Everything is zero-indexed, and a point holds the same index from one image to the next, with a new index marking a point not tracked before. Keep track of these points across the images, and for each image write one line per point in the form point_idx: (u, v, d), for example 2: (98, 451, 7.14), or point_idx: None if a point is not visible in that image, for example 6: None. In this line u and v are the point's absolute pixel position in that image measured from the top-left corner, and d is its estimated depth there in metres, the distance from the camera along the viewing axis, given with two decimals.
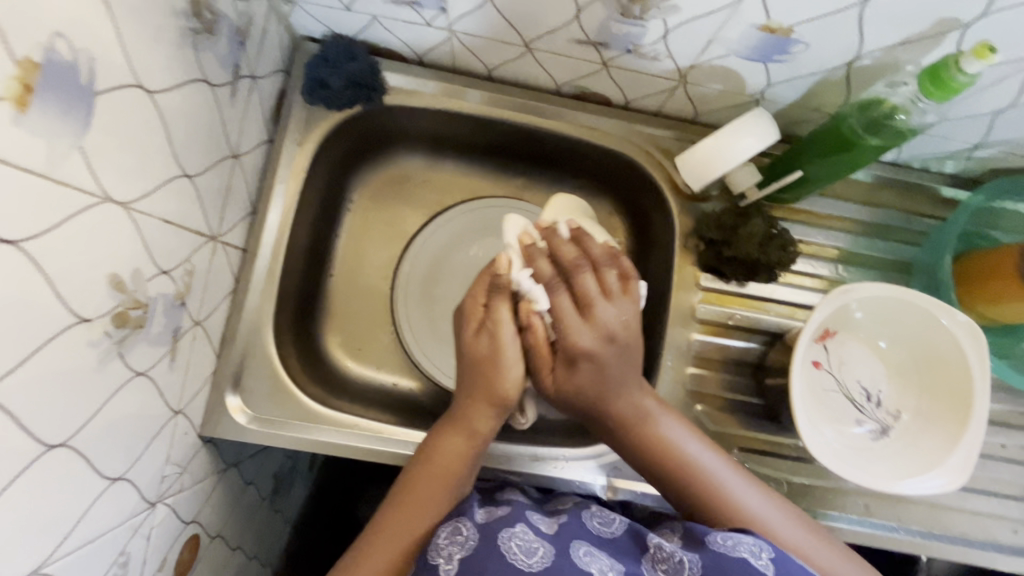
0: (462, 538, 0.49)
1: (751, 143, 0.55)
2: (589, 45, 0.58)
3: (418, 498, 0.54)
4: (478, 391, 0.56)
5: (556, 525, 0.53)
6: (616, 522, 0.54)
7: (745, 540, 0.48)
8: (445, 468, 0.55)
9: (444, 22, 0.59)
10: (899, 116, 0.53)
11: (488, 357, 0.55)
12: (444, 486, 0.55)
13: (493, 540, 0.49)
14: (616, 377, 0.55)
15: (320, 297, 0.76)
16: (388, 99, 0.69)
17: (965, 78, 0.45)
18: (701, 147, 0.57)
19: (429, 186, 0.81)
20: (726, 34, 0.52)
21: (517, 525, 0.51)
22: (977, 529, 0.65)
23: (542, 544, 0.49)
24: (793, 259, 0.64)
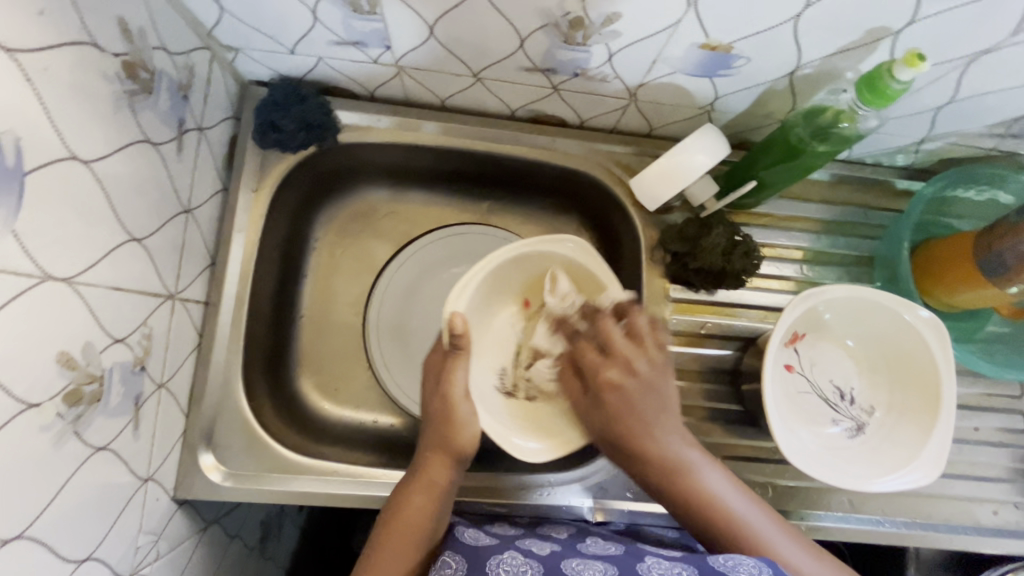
0: (452, 570, 0.49)
1: (701, 160, 0.56)
2: (537, 71, 0.59)
3: (395, 552, 0.52)
4: (433, 444, 0.57)
5: (548, 548, 0.53)
6: (613, 548, 0.55)
7: (745, 560, 0.48)
8: (415, 521, 0.53)
9: (391, 59, 0.59)
10: (843, 124, 0.53)
11: (443, 415, 0.58)
12: (418, 537, 0.53)
13: (482, 568, 0.48)
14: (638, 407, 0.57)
15: (291, 340, 0.74)
16: (342, 137, 0.68)
17: (900, 86, 0.46)
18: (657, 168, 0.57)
19: (394, 217, 0.80)
20: (669, 53, 0.53)
21: (505, 553, 0.51)
22: (959, 513, 0.66)
23: (531, 565, 0.49)
24: (759, 265, 0.65)
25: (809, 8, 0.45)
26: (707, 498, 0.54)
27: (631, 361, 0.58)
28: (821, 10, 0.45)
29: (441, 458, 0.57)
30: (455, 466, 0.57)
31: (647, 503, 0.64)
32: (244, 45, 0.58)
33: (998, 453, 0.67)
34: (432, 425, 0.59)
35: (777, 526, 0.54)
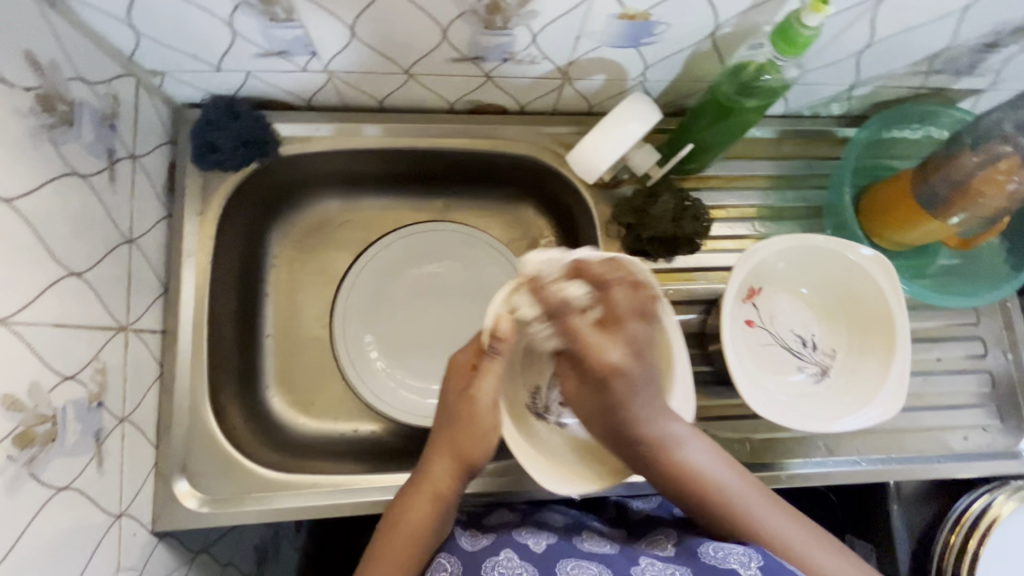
0: (446, 573, 0.53)
1: (635, 128, 0.52)
2: (466, 61, 0.59)
3: (392, 562, 0.53)
4: (442, 449, 0.57)
5: (544, 543, 0.56)
6: (606, 539, 0.57)
7: (734, 549, 0.53)
8: (415, 528, 0.54)
9: (319, 65, 0.59)
10: (766, 76, 0.53)
11: (458, 418, 0.57)
12: (418, 543, 0.54)
13: (477, 570, 0.53)
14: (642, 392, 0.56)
15: (258, 360, 0.74)
16: (284, 150, 0.68)
17: (808, 33, 0.46)
18: (597, 146, 0.53)
19: (351, 225, 0.80)
20: (591, 28, 0.53)
21: (501, 552, 0.55)
22: (931, 443, 0.67)
23: (526, 566, 0.53)
24: (710, 227, 0.66)
25: None
26: (689, 474, 0.55)
27: (635, 337, 0.56)
28: None
29: (452, 463, 0.57)
30: (461, 473, 0.57)
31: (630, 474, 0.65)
32: (169, 67, 0.57)
33: (961, 380, 0.69)
34: (444, 428, 0.58)
35: (775, 507, 0.55)
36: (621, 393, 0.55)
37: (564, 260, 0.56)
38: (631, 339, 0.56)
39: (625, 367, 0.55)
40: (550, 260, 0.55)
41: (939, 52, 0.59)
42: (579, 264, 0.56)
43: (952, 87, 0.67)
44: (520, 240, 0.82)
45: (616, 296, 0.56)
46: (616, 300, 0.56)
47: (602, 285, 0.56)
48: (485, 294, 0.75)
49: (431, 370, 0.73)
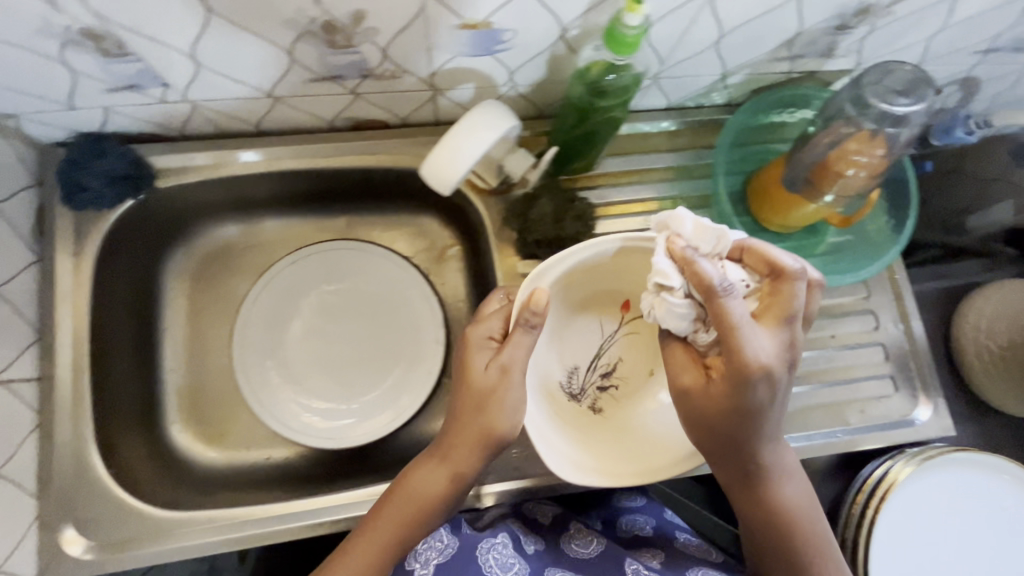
0: (441, 544, 0.60)
1: (487, 134, 0.52)
2: (325, 80, 0.59)
3: (395, 521, 0.56)
4: (465, 427, 0.55)
5: (535, 546, 0.62)
6: (593, 543, 0.62)
7: None
8: (429, 491, 0.56)
9: (177, 96, 0.58)
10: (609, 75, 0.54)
11: (484, 393, 0.54)
12: (420, 508, 0.56)
13: (473, 550, 0.59)
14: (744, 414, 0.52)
15: (160, 397, 0.72)
16: (162, 183, 0.67)
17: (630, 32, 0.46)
18: (455, 159, 0.51)
19: (252, 251, 0.79)
20: (437, 40, 0.54)
21: (498, 537, 0.61)
22: (830, 419, 0.69)
23: (518, 560, 0.59)
24: (594, 227, 0.67)
25: None
26: (773, 505, 0.58)
27: (787, 337, 0.50)
28: None
29: (475, 442, 0.55)
30: (483, 454, 0.56)
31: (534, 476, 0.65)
32: (18, 109, 0.56)
33: (855, 355, 0.71)
34: (455, 396, 0.56)
35: (815, 529, 0.58)
36: (751, 405, 0.51)
37: (718, 239, 0.51)
38: (783, 338, 0.50)
39: (771, 366, 0.49)
40: (668, 264, 0.50)
41: (793, 37, 0.61)
42: (744, 249, 0.53)
43: (821, 69, 0.68)
44: (426, 252, 0.82)
45: (728, 304, 0.48)
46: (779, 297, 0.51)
47: (768, 272, 0.52)
48: (391, 312, 0.75)
49: (351, 394, 0.73)
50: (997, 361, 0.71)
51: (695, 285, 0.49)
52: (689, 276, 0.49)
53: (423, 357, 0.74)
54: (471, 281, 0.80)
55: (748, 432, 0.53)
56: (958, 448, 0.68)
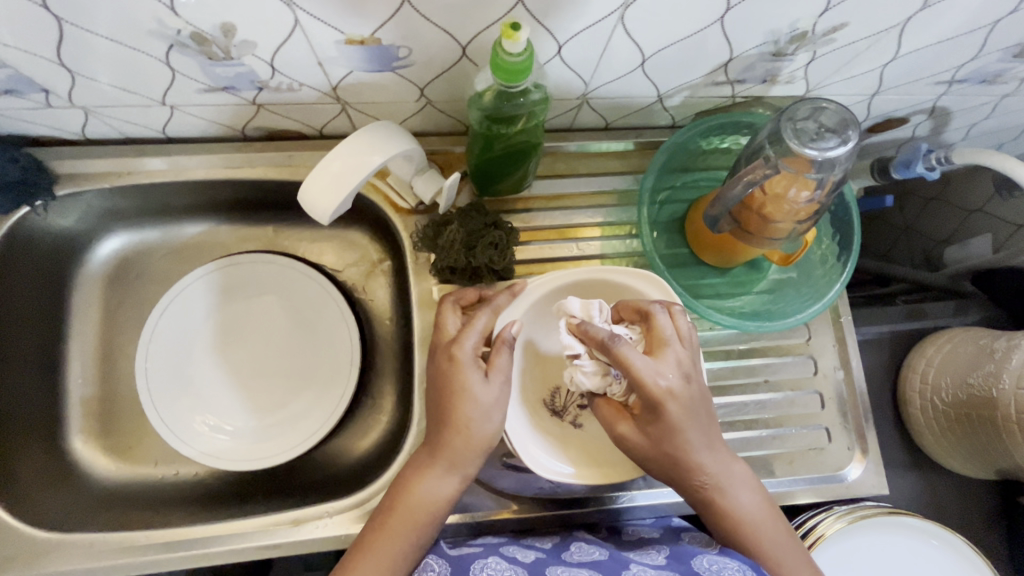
0: (435, 572, 0.53)
1: (374, 159, 0.49)
2: (219, 91, 0.55)
3: (394, 539, 0.52)
4: (460, 437, 0.53)
5: (532, 557, 0.55)
6: (594, 554, 0.55)
7: (728, 564, 0.51)
8: (423, 504, 0.53)
9: (63, 101, 0.55)
10: (506, 102, 0.50)
11: (478, 404, 0.52)
12: (421, 521, 0.53)
13: (465, 570, 0.52)
14: (670, 439, 0.50)
15: (67, 407, 0.70)
16: (64, 188, 0.64)
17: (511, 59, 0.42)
18: (332, 174, 0.48)
19: (174, 257, 0.77)
20: (327, 54, 0.50)
21: (488, 558, 0.54)
22: (759, 470, 0.64)
23: (515, 569, 0.52)
24: (511, 254, 0.62)
25: None
26: (740, 522, 0.52)
27: (680, 359, 0.49)
28: None
29: (479, 447, 0.53)
30: (481, 459, 0.54)
31: None
32: None
33: (792, 401, 0.66)
34: (444, 406, 0.53)
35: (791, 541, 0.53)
36: (677, 424, 0.49)
37: (600, 307, 0.52)
38: (677, 360, 0.49)
39: (675, 389, 0.48)
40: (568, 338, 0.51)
41: (727, 62, 0.56)
42: (617, 308, 0.55)
43: (767, 95, 0.63)
44: (357, 265, 0.79)
45: (624, 347, 0.47)
46: (665, 327, 0.50)
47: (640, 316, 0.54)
48: (306, 328, 0.74)
49: (253, 412, 0.71)
50: (944, 416, 0.66)
51: (592, 345, 0.49)
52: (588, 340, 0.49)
53: (333, 382, 0.72)
54: (399, 299, 0.77)
55: (682, 453, 0.50)
56: (887, 509, 0.65)
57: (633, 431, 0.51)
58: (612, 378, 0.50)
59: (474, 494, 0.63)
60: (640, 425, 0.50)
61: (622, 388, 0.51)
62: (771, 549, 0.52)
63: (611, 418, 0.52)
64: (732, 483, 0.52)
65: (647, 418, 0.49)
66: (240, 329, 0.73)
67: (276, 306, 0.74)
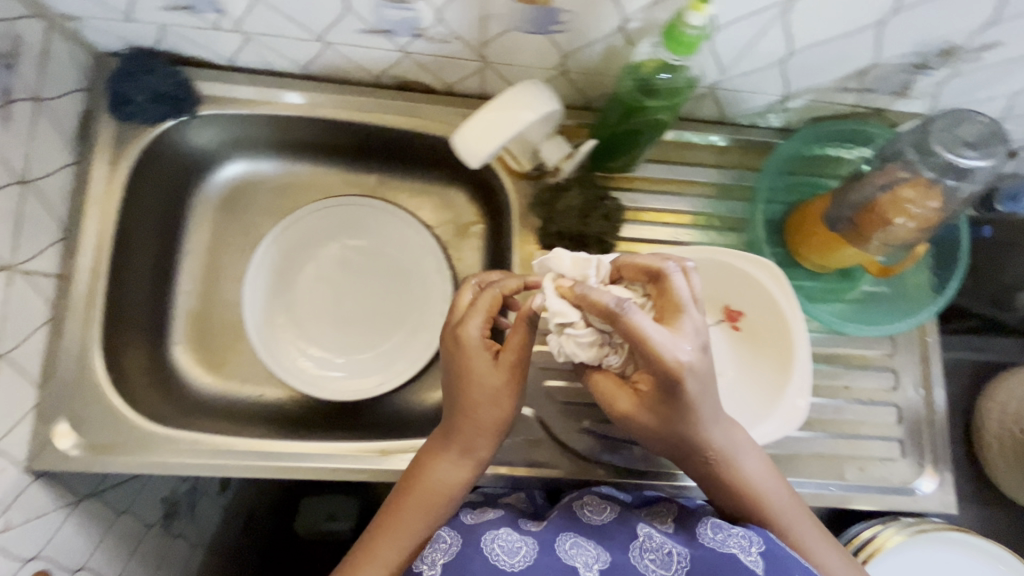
0: (445, 545, 0.51)
1: (527, 116, 0.51)
2: (376, 34, 0.58)
3: (407, 520, 0.53)
4: (470, 420, 0.53)
5: (540, 524, 0.54)
6: (607, 509, 0.54)
7: (734, 530, 0.50)
8: (436, 486, 0.54)
9: (231, 24, 0.58)
10: (665, 77, 0.52)
11: (489, 391, 0.53)
12: (437, 502, 0.54)
13: (476, 542, 0.50)
14: (682, 413, 0.47)
15: (171, 317, 0.74)
16: (205, 108, 0.67)
17: (695, 32, 0.44)
18: (481, 125, 0.52)
19: (281, 191, 0.80)
20: (493, 9, 0.52)
21: (500, 527, 0.53)
22: (829, 472, 0.66)
23: (525, 542, 0.51)
24: (621, 228, 0.65)
25: None
26: (749, 491, 0.52)
27: (698, 327, 0.45)
28: None
29: (491, 431, 0.54)
30: (496, 440, 0.55)
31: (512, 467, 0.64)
32: (80, 13, 0.57)
33: (869, 411, 0.68)
34: (453, 392, 0.54)
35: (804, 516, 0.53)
36: (692, 397, 0.45)
37: (597, 267, 0.50)
38: (695, 328, 0.45)
39: (694, 362, 0.44)
40: (561, 303, 0.47)
41: (866, 68, 0.57)
42: (617, 265, 0.51)
43: (889, 108, 0.64)
44: (451, 224, 0.82)
45: (637, 316, 0.43)
46: (674, 293, 0.46)
47: (646, 276, 0.49)
48: (399, 276, 0.76)
49: (344, 348, 0.75)
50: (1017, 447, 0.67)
51: (592, 311, 0.45)
52: (589, 307, 0.45)
53: (425, 326, 0.75)
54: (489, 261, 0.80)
55: (690, 427, 0.48)
56: (951, 526, 0.66)
57: (637, 405, 0.48)
58: (612, 340, 0.47)
59: (551, 454, 0.65)
60: (643, 398, 0.47)
61: (625, 356, 0.48)
62: (779, 519, 0.52)
63: (611, 391, 0.49)
64: (741, 455, 0.52)
65: (654, 393, 0.46)
66: (340, 269, 0.76)
67: (377, 249, 0.77)
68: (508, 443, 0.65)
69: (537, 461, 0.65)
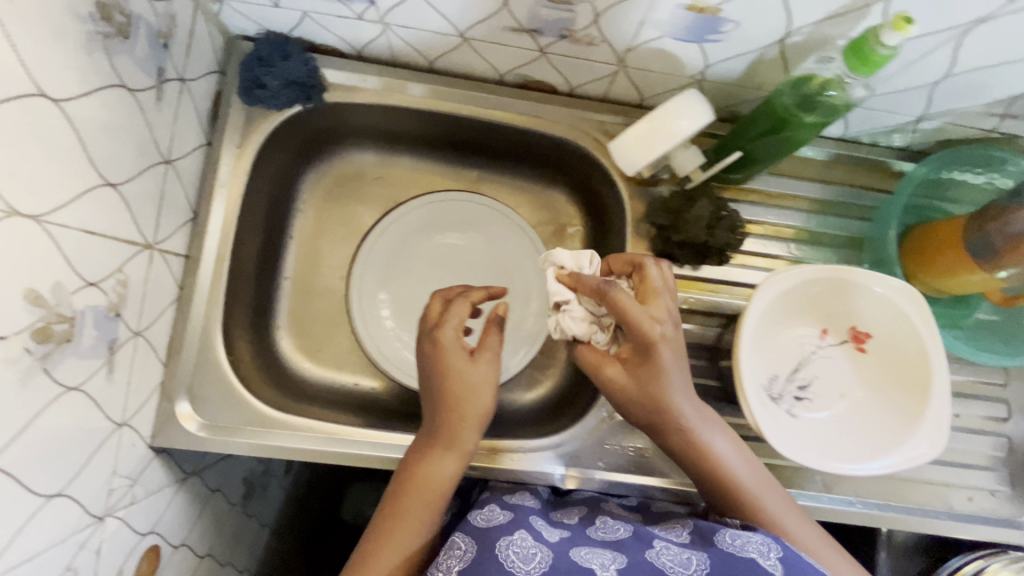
0: (460, 551, 0.47)
1: (683, 126, 0.50)
2: (522, 32, 0.57)
3: (410, 526, 0.51)
4: (455, 413, 0.54)
5: (558, 535, 0.51)
6: (620, 529, 0.52)
7: (753, 537, 0.47)
8: (431, 486, 0.53)
9: (375, 15, 0.58)
10: (830, 93, 0.52)
11: (467, 383, 0.55)
12: (434, 504, 0.53)
13: (491, 548, 0.47)
14: (662, 383, 0.51)
15: (275, 301, 0.75)
16: (329, 96, 0.67)
17: (886, 52, 0.44)
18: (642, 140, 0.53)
19: (384, 182, 0.80)
20: (656, 15, 0.51)
21: (516, 533, 0.49)
22: (935, 499, 0.66)
23: (542, 549, 0.47)
24: (742, 240, 0.65)
25: None
26: (728, 475, 0.53)
27: (670, 307, 0.51)
28: None
29: (477, 422, 0.55)
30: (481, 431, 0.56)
31: (618, 473, 0.65)
32: None
33: (978, 440, 0.67)
34: (433, 390, 0.56)
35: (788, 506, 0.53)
36: (665, 365, 0.50)
37: (590, 260, 0.56)
38: (668, 309, 0.51)
39: (670, 334, 0.50)
40: (559, 286, 0.55)
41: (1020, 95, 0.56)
42: (607, 262, 0.57)
43: None
44: (548, 224, 0.82)
45: (619, 291, 0.50)
46: (652, 279, 0.52)
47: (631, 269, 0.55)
48: (501, 272, 0.80)
49: None
50: None
51: (584, 291, 0.54)
52: (583, 288, 0.53)
53: (524, 326, 0.78)
54: None
55: (671, 400, 0.51)
56: None
57: (625, 376, 0.52)
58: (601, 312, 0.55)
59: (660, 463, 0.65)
60: (632, 368, 0.52)
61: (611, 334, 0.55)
62: (764, 505, 0.53)
63: (597, 367, 0.54)
64: (715, 436, 0.54)
65: (637, 362, 0.51)
66: (446, 262, 0.79)
67: (483, 244, 0.80)
68: (615, 448, 0.66)
69: (644, 469, 0.65)
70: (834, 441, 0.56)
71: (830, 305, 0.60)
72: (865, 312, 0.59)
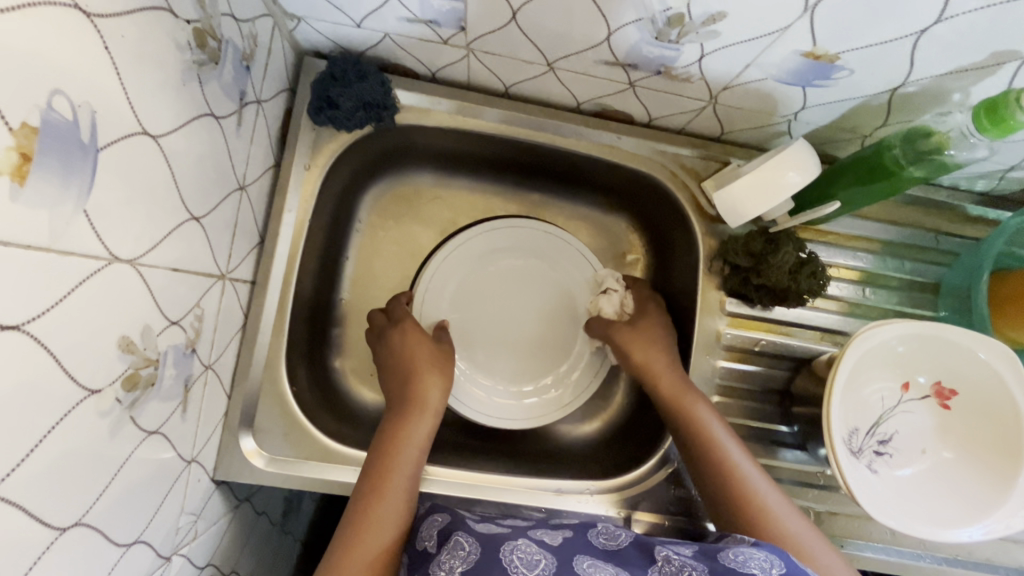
0: (463, 552, 0.45)
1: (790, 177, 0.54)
2: (616, 66, 0.55)
3: (396, 480, 0.55)
4: (421, 378, 0.63)
5: (560, 540, 0.49)
6: (621, 535, 0.50)
7: (757, 555, 0.45)
8: (410, 445, 0.58)
9: (462, 40, 0.55)
10: (948, 151, 0.50)
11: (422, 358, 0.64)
12: (414, 463, 0.57)
13: (495, 554, 0.45)
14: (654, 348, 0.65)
15: (330, 323, 0.73)
16: (399, 118, 0.65)
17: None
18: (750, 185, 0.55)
19: (441, 202, 0.78)
20: (766, 59, 0.49)
21: (519, 540, 0.47)
22: (1000, 554, 0.66)
23: (546, 557, 0.45)
24: (825, 284, 0.63)
25: (938, 23, 0.41)
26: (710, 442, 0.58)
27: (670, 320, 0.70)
28: (949, 26, 0.41)
29: (443, 391, 0.64)
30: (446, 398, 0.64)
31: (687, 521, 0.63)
32: (308, 14, 0.54)
33: None
34: (405, 365, 0.64)
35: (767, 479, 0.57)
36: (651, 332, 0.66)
37: None
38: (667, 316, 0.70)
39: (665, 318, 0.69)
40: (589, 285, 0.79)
41: None
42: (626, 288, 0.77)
43: None
44: (606, 252, 0.81)
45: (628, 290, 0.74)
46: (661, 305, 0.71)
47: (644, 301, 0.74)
48: (563, 300, 0.78)
49: (509, 371, 0.76)
50: None
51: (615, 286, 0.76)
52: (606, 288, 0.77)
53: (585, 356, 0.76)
54: None
55: (659, 364, 0.63)
56: None
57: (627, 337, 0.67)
58: None
59: None
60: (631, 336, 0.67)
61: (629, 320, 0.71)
62: (747, 479, 0.56)
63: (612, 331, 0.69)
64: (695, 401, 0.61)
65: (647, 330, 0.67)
66: (507, 290, 0.77)
67: (546, 274, 0.77)
68: (682, 493, 0.64)
69: None
70: (918, 501, 0.55)
71: (915, 360, 0.58)
72: (955, 370, 0.57)
